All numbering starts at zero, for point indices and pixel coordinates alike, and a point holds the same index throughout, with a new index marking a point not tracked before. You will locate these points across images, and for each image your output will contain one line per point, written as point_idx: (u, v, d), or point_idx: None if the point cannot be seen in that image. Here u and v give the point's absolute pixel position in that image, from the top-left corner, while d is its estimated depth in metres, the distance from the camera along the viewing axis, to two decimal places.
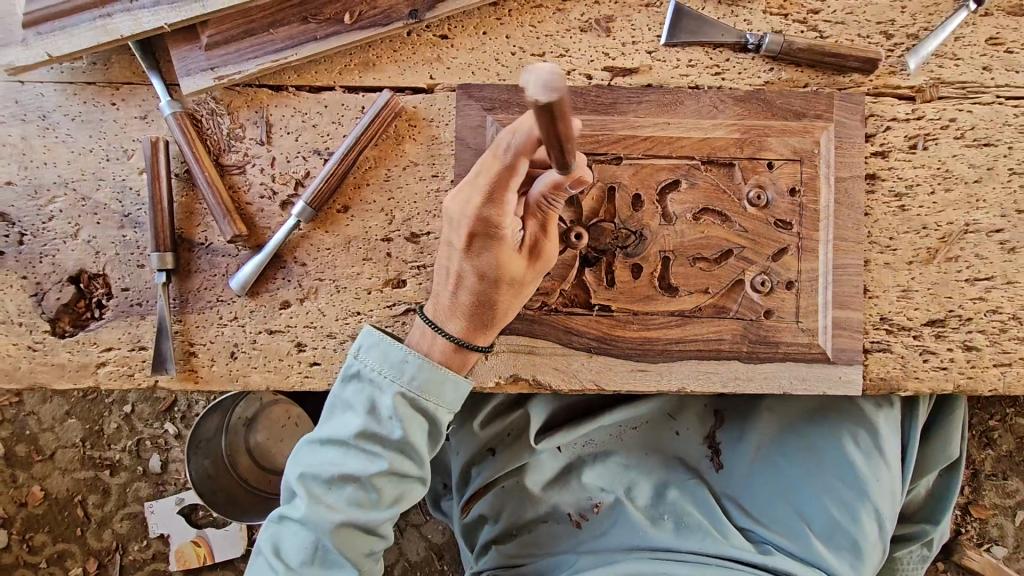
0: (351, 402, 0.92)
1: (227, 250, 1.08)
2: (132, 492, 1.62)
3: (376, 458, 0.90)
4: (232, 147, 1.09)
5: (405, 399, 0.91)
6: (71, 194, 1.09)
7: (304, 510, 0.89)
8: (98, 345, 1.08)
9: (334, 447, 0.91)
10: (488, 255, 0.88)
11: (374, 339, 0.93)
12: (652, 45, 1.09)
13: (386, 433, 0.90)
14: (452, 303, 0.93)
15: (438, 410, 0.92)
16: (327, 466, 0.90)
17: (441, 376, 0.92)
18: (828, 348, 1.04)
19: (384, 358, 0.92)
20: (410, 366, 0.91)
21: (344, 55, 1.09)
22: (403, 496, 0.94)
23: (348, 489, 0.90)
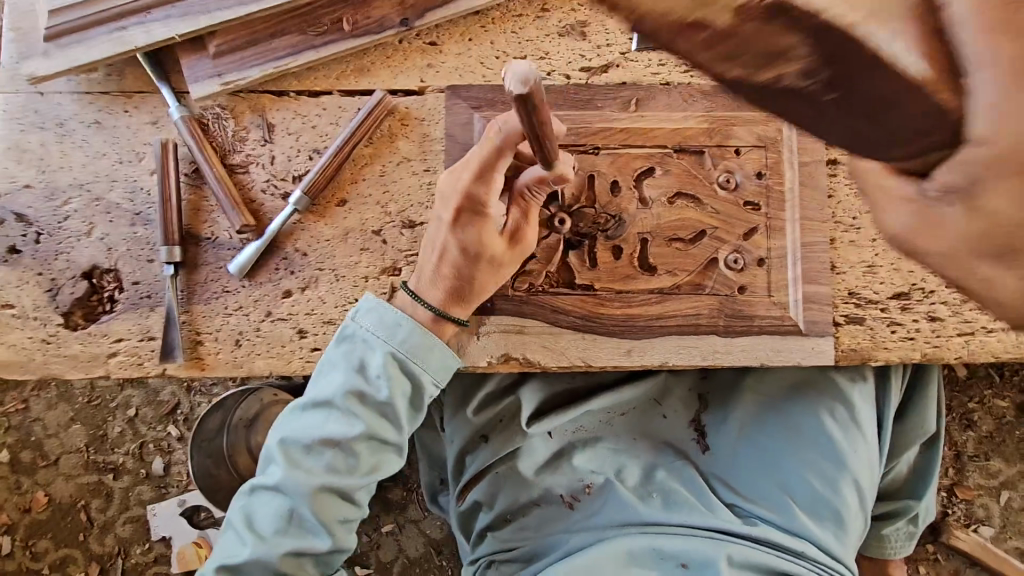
0: (340, 362, 0.99)
1: (232, 243, 1.15)
2: (135, 496, 1.65)
3: (360, 421, 0.96)
4: (236, 148, 1.17)
5: (393, 362, 0.98)
6: (85, 195, 1.16)
7: (282, 474, 0.95)
8: (109, 336, 1.13)
9: (319, 412, 0.97)
10: (471, 230, 0.97)
11: (372, 303, 1.01)
12: (625, 47, 1.19)
13: (373, 394, 0.97)
14: (434, 273, 1.00)
15: (423, 376, 0.99)
16: (309, 432, 0.96)
17: (429, 342, 0.99)
18: (800, 320, 1.10)
19: (379, 320, 1.00)
20: (402, 330, 0.99)
21: (340, 62, 1.18)
22: (381, 463, 1.00)
23: (329, 454, 0.96)
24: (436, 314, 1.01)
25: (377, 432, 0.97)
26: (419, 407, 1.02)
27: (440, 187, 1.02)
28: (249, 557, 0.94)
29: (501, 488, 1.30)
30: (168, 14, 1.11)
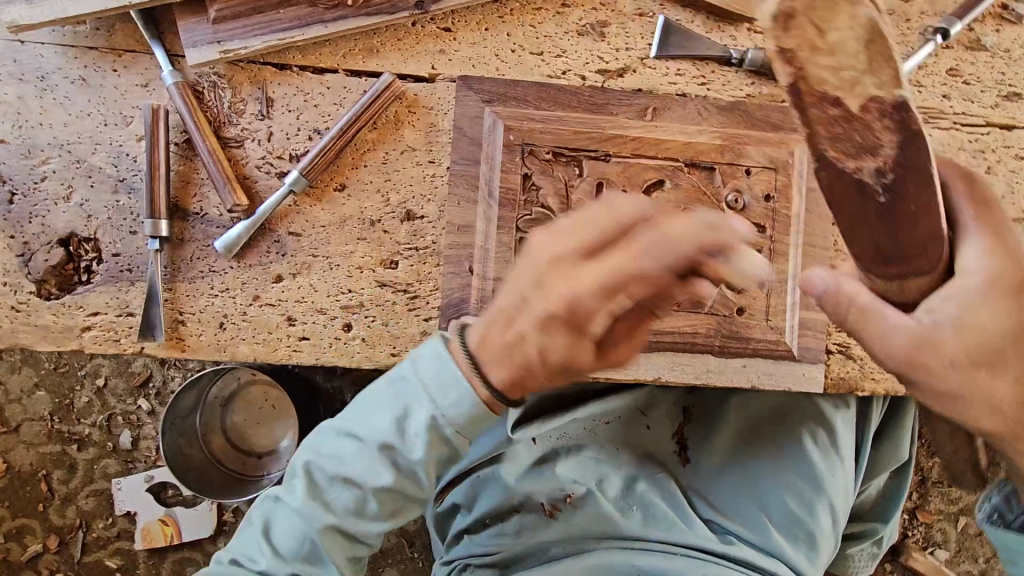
0: (387, 404, 0.86)
1: (223, 221, 1.10)
2: (100, 469, 1.59)
3: (388, 473, 0.85)
4: (232, 121, 1.11)
5: (432, 427, 0.83)
6: (66, 157, 1.09)
7: (302, 499, 0.87)
8: (85, 309, 1.08)
9: (351, 444, 0.87)
10: (559, 337, 0.73)
11: (437, 349, 0.84)
12: (644, 53, 1.16)
13: (405, 454, 0.84)
14: (504, 342, 0.77)
15: (464, 443, 0.85)
16: (335, 464, 0.87)
17: (481, 416, 0.82)
18: (794, 346, 1.11)
19: (438, 373, 0.82)
20: (458, 390, 0.81)
21: (349, 40, 1.12)
22: (401, 514, 0.91)
23: (352, 493, 0.87)
24: (495, 396, 0.81)
25: (403, 488, 0.86)
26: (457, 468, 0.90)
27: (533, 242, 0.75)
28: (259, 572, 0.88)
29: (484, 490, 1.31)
30: None
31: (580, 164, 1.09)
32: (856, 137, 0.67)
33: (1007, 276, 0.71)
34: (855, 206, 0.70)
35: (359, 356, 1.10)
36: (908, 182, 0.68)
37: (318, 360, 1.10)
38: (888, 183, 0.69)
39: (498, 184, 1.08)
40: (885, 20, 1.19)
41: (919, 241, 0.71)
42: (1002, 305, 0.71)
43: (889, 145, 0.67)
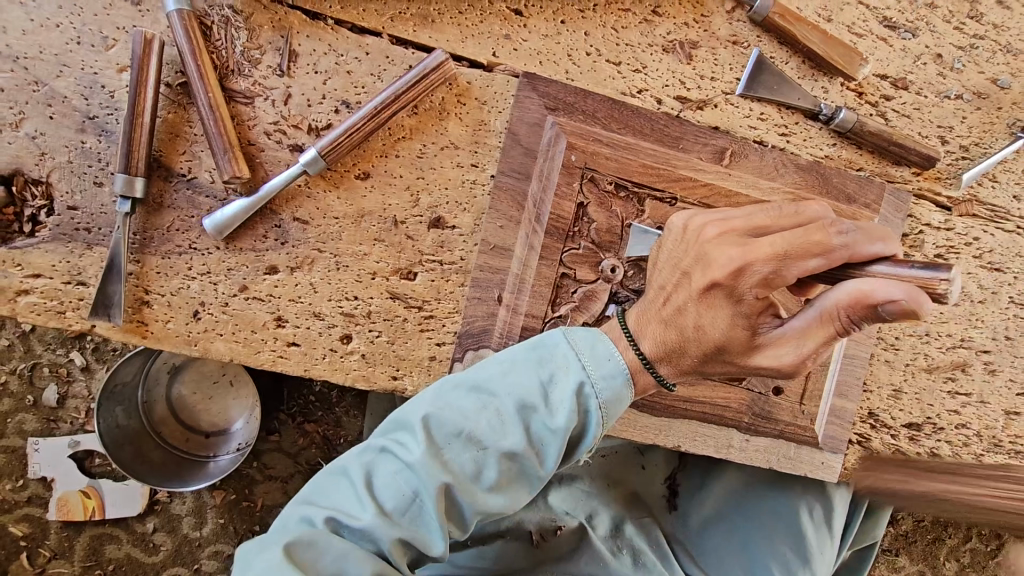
0: (529, 364, 0.84)
1: (215, 191, 0.91)
2: (15, 424, 1.38)
3: (517, 434, 0.82)
4: (243, 70, 0.91)
5: (581, 396, 0.83)
6: (20, 74, 0.86)
7: (419, 452, 0.80)
8: (24, 268, 0.87)
9: (478, 400, 0.83)
10: (710, 303, 0.79)
11: (589, 332, 0.88)
12: (729, 87, 1.03)
13: (545, 418, 0.82)
14: (659, 316, 0.85)
15: (595, 420, 0.84)
16: (459, 419, 0.82)
17: (621, 392, 0.84)
18: (820, 433, 1.05)
19: (589, 348, 0.85)
20: (611, 366, 0.84)
21: (401, 1, 0.94)
22: (511, 489, 0.84)
23: (470, 454, 0.82)
24: (640, 361, 0.85)
25: (526, 458, 0.82)
26: (576, 445, 0.88)
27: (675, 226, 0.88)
28: (362, 529, 0.79)
29: None
30: None
31: (642, 203, 0.97)
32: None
33: None
34: None
35: (355, 373, 0.96)
36: None
37: (306, 372, 0.95)
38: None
39: (548, 210, 0.94)
40: (976, 104, 1.12)
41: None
42: None
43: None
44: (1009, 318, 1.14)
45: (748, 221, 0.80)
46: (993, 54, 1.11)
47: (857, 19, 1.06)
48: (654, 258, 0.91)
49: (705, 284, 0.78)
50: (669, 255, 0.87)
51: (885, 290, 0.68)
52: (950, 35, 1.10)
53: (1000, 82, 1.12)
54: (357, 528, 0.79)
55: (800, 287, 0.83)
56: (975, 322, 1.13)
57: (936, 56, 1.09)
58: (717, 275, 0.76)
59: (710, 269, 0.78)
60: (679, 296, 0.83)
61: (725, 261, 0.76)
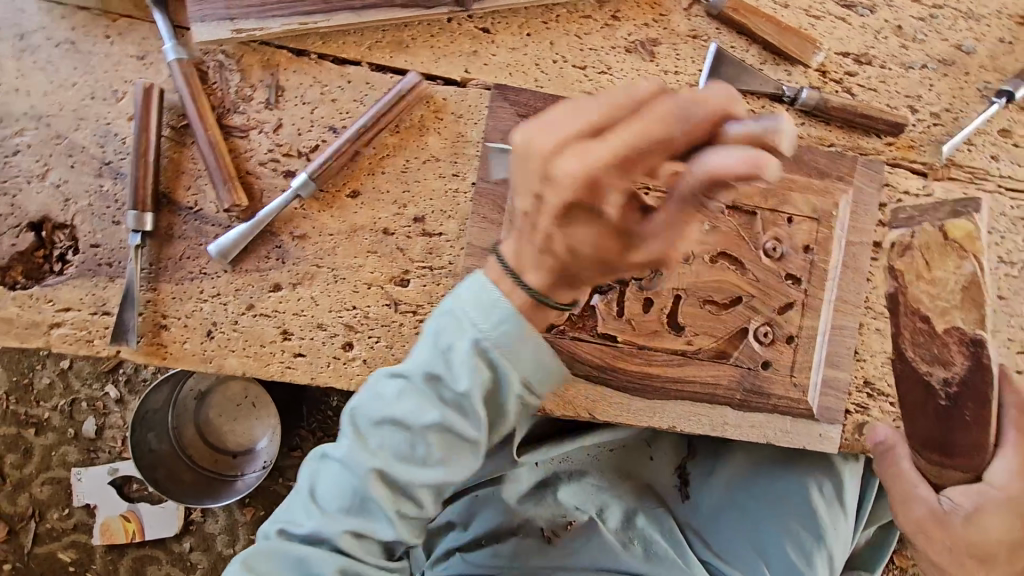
0: (431, 333, 0.76)
1: (219, 219, 0.99)
2: (59, 457, 1.48)
3: (434, 411, 0.74)
4: (238, 108, 0.99)
5: (481, 354, 0.72)
6: (43, 130, 0.96)
7: (345, 445, 0.76)
8: (55, 304, 0.96)
9: (392, 382, 0.76)
10: (575, 222, 0.61)
11: (478, 281, 0.74)
12: (693, 79, 1.08)
13: (458, 383, 0.73)
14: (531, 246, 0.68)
15: (517, 371, 0.73)
16: (377, 407, 0.75)
17: (530, 333, 0.73)
18: (814, 405, 1.07)
19: (473, 295, 0.73)
20: (492, 308, 0.72)
21: (376, 31, 1.01)
22: (451, 462, 0.76)
23: (396, 437, 0.75)
24: (535, 296, 0.72)
25: (455, 429, 0.74)
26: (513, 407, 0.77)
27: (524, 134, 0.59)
28: (310, 533, 0.77)
29: (479, 510, 1.24)
30: None
31: None
32: (935, 349, 0.85)
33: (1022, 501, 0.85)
34: (923, 402, 0.88)
35: (359, 378, 1.02)
36: (966, 398, 0.85)
37: (314, 379, 1.01)
38: (950, 393, 0.86)
39: None
40: (943, 71, 1.14)
41: (964, 446, 0.87)
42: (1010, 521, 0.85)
43: (960, 361, 0.84)
44: (999, 278, 1.15)
45: (577, 118, 0.58)
46: (954, 22, 1.14)
47: (812, 2, 1.10)
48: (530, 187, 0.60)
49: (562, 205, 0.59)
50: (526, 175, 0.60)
51: (724, 157, 0.56)
52: (907, 9, 1.13)
53: (964, 48, 1.14)
54: (304, 534, 0.77)
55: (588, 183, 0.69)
56: None
57: (896, 29, 1.13)
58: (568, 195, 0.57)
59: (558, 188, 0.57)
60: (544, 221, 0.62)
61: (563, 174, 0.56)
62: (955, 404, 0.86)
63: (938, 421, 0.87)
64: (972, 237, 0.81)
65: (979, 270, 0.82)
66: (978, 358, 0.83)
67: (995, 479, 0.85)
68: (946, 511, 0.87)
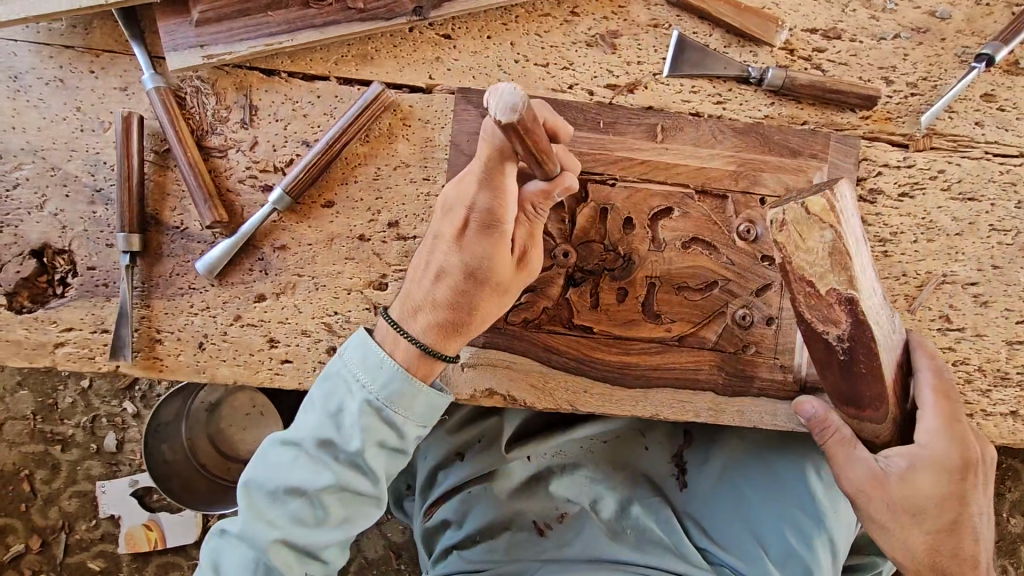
0: (319, 401, 0.90)
1: (203, 236, 1.04)
2: (84, 471, 1.56)
3: (329, 470, 0.87)
4: (215, 129, 1.04)
5: (372, 411, 0.88)
6: (40, 163, 1.03)
7: (245, 520, 0.88)
8: (58, 324, 1.02)
9: (289, 451, 0.89)
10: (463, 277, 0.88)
11: (359, 339, 0.91)
12: (656, 68, 1.09)
13: (344, 447, 0.88)
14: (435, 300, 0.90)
15: (404, 423, 0.89)
16: (275, 476, 0.88)
17: (412, 389, 0.89)
18: (801, 387, 1.05)
19: (363, 360, 0.89)
20: (383, 371, 0.88)
21: (342, 45, 1.05)
22: (351, 514, 0.91)
23: (296, 503, 0.88)
24: (419, 352, 0.90)
25: (349, 485, 0.88)
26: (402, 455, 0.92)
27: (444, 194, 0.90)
28: None
29: (475, 506, 1.27)
30: None
31: (584, 187, 1.03)
32: (822, 312, 0.83)
33: (944, 459, 0.92)
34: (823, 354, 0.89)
35: None
36: (858, 352, 0.85)
37: (301, 385, 1.05)
38: (845, 348, 0.86)
39: None
40: (917, 39, 1.11)
41: (870, 398, 0.90)
42: (935, 478, 0.92)
43: (844, 320, 0.82)
44: (992, 247, 1.11)
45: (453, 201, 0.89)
46: None
47: None
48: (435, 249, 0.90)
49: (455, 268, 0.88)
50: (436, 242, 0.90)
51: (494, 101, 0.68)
52: None
53: (938, 14, 1.12)
54: None
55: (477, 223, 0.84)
56: (954, 255, 1.11)
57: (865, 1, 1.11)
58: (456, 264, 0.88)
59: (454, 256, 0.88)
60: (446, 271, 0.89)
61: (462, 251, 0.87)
62: (850, 359, 0.86)
63: (841, 376, 0.89)
64: (828, 209, 0.77)
65: (841, 238, 0.78)
66: (857, 314, 0.81)
67: (922, 439, 0.93)
68: (884, 469, 0.92)
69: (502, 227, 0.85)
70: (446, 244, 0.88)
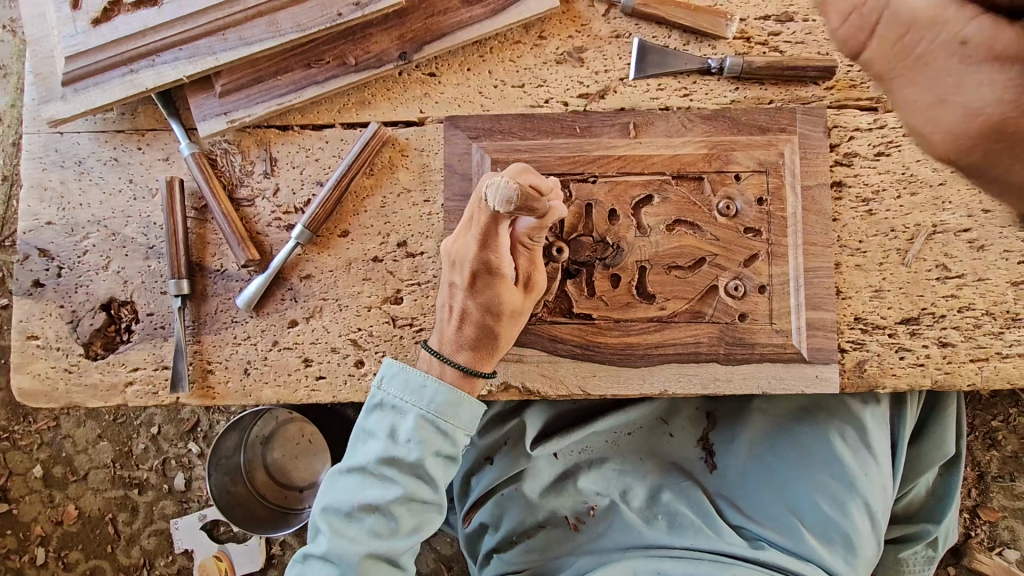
0: (374, 429, 0.99)
1: (240, 274, 1.19)
2: (159, 510, 1.71)
3: (395, 484, 0.96)
4: (243, 182, 1.20)
5: (426, 425, 0.97)
6: (103, 230, 1.21)
7: (326, 543, 0.95)
8: (126, 366, 1.18)
9: (355, 476, 0.98)
10: (485, 315, 0.98)
11: (395, 368, 1.00)
12: (623, 73, 1.19)
13: (405, 459, 0.96)
14: (463, 334, 1.00)
15: (455, 431, 0.99)
16: (346, 499, 0.97)
17: (457, 399, 0.98)
18: (803, 348, 1.09)
19: (406, 384, 0.99)
20: (429, 390, 0.98)
21: (343, 95, 1.20)
22: (420, 522, 0.99)
23: (369, 519, 0.96)
24: (462, 371, 1.00)
25: (415, 494, 0.97)
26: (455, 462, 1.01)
27: (445, 249, 0.99)
28: None
29: (507, 508, 1.30)
30: (176, 56, 1.14)
31: (567, 187, 1.12)
32: None
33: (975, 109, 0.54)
34: None
35: None
36: None
37: (336, 397, 1.16)
38: None
39: None
40: None
41: None
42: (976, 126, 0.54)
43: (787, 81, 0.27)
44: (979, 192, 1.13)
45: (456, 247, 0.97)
46: None
47: None
48: (457, 291, 0.99)
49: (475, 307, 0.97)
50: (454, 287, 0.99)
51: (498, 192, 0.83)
52: None
53: None
54: None
55: (489, 266, 0.93)
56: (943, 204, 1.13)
57: None
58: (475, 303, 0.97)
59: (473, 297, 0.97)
60: (467, 312, 0.99)
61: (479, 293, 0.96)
62: None
63: None
64: None
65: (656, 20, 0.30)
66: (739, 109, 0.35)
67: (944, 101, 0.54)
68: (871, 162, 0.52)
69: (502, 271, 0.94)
70: (461, 289, 0.98)
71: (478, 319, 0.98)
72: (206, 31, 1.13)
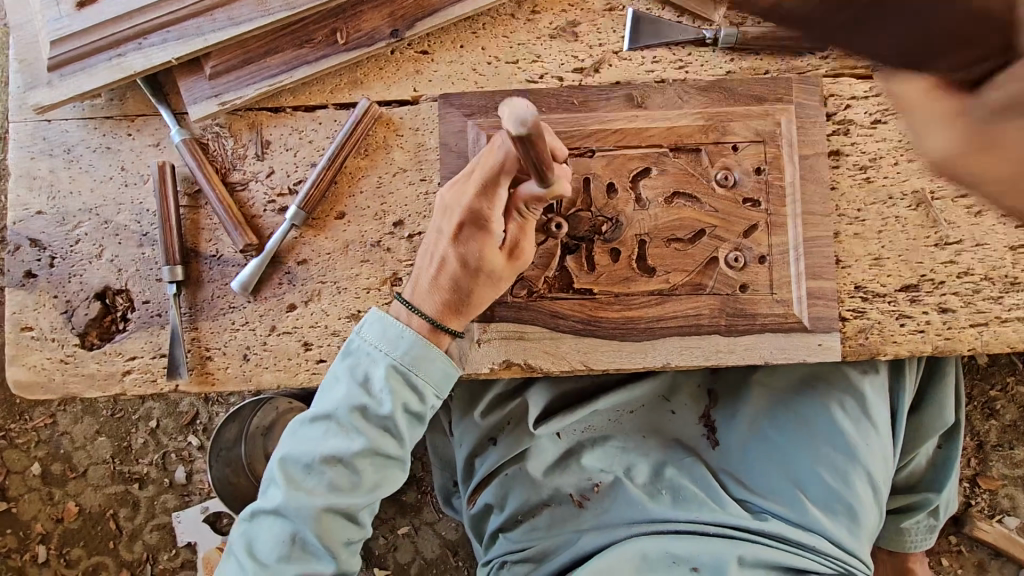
0: (344, 377, 0.98)
1: (237, 259, 1.17)
2: (160, 504, 1.69)
3: (361, 436, 0.95)
4: (236, 166, 1.19)
5: (398, 376, 0.97)
6: (95, 219, 1.19)
7: (283, 495, 0.94)
8: (123, 355, 1.17)
9: (319, 426, 0.97)
10: (468, 268, 0.97)
11: (377, 317, 1.00)
12: (616, 46, 1.18)
13: (375, 411, 0.96)
14: (440, 287, 0.99)
15: (426, 387, 0.99)
16: (309, 450, 0.96)
17: (429, 353, 0.98)
18: (805, 318, 1.09)
19: (385, 332, 0.99)
20: (405, 342, 0.98)
21: (335, 76, 1.18)
22: (382, 476, 0.99)
23: (329, 472, 0.95)
24: (433, 325, 1.00)
25: (381, 447, 0.97)
26: (422, 420, 1.01)
27: (440, 196, 1.00)
28: None
29: (511, 489, 1.29)
30: (164, 38, 1.12)
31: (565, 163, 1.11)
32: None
33: None
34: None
35: None
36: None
37: None
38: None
39: None
40: None
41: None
42: None
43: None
44: None
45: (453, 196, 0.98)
46: None
47: None
48: (443, 242, 0.98)
49: (458, 257, 0.97)
50: (440, 238, 0.99)
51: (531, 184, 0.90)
52: None
53: None
54: None
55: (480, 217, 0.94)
56: None
57: None
58: (462, 252, 0.96)
59: (460, 246, 0.96)
60: (449, 263, 0.98)
61: (467, 242, 0.96)
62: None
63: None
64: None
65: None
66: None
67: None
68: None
69: (493, 225, 0.94)
70: (447, 238, 0.98)
71: (460, 271, 0.97)
72: (194, 13, 1.12)
